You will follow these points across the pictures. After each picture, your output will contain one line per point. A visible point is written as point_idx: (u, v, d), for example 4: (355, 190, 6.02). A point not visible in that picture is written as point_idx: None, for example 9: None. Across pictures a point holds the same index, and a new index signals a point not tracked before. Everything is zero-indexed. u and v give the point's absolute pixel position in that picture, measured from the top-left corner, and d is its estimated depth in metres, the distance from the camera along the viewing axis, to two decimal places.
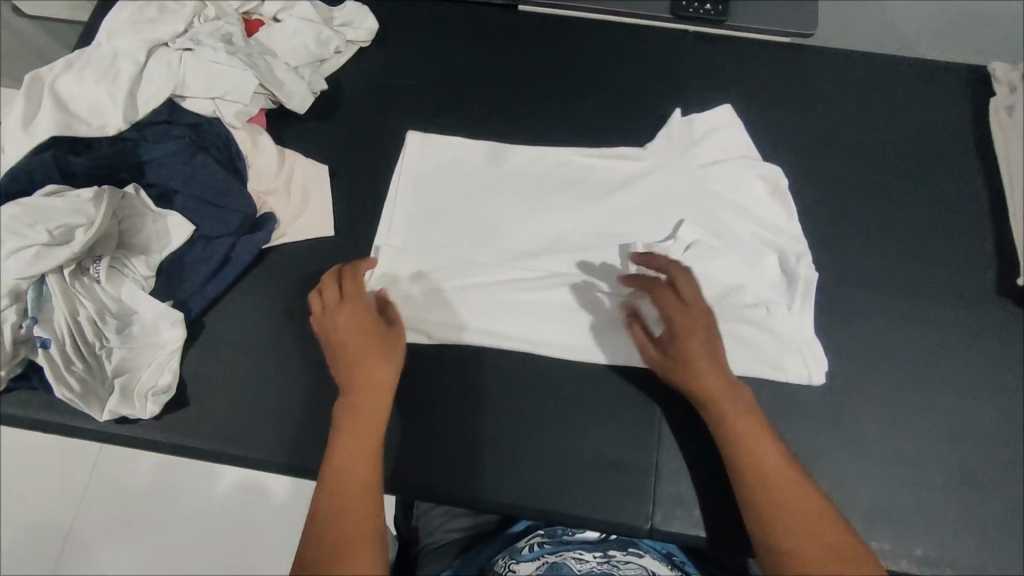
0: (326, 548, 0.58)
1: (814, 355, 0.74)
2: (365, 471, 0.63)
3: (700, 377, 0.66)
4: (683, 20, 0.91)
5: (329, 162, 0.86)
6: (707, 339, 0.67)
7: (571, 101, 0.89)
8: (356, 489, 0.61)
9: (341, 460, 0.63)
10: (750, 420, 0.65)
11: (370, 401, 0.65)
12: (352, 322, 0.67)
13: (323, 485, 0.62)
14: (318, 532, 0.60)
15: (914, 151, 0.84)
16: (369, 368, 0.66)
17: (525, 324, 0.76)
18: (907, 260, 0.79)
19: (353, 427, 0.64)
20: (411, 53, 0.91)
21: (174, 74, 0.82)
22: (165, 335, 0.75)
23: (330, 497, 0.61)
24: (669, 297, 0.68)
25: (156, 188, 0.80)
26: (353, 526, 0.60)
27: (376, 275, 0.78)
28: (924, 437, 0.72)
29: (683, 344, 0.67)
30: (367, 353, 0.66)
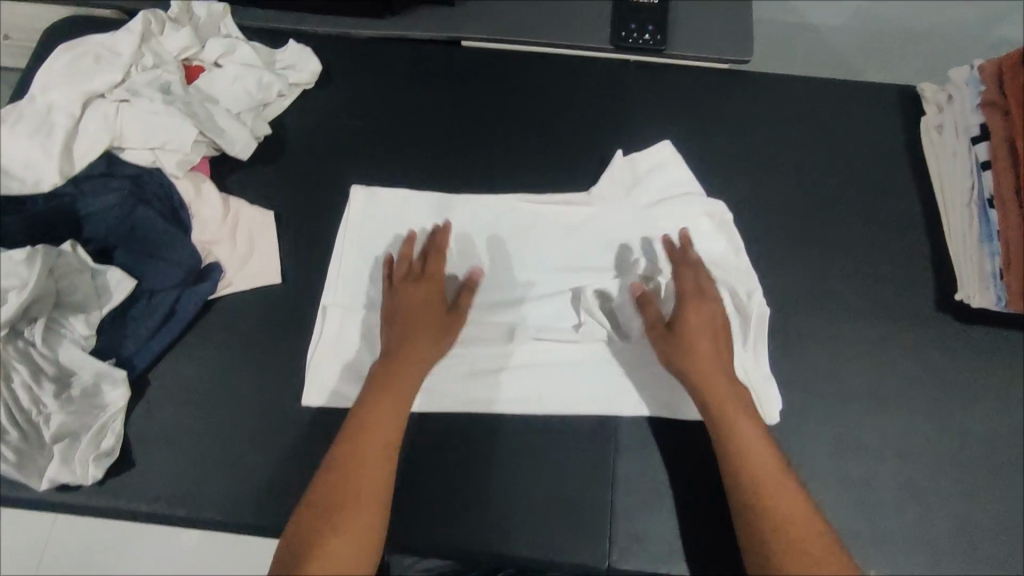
0: (331, 498, 0.64)
1: (768, 395, 0.75)
2: (389, 438, 0.68)
3: (707, 355, 0.70)
4: (624, 50, 0.92)
5: (276, 208, 0.85)
6: (716, 330, 0.72)
7: (517, 135, 0.89)
8: (376, 450, 0.67)
9: (372, 421, 0.68)
10: (743, 412, 0.68)
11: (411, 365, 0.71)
12: (417, 297, 0.75)
13: (348, 437, 0.68)
14: (327, 480, 0.65)
15: (850, 172, 0.87)
16: (417, 346, 0.72)
17: (473, 379, 0.76)
18: (848, 281, 0.81)
19: (393, 395, 0.70)
20: (355, 95, 0.91)
21: (112, 127, 0.80)
22: (107, 396, 0.73)
23: (348, 453, 0.66)
24: (689, 286, 0.74)
25: (94, 244, 0.78)
26: (364, 490, 0.65)
27: (326, 335, 0.77)
28: (870, 456, 0.74)
29: (689, 328, 0.71)
30: (426, 319, 0.74)
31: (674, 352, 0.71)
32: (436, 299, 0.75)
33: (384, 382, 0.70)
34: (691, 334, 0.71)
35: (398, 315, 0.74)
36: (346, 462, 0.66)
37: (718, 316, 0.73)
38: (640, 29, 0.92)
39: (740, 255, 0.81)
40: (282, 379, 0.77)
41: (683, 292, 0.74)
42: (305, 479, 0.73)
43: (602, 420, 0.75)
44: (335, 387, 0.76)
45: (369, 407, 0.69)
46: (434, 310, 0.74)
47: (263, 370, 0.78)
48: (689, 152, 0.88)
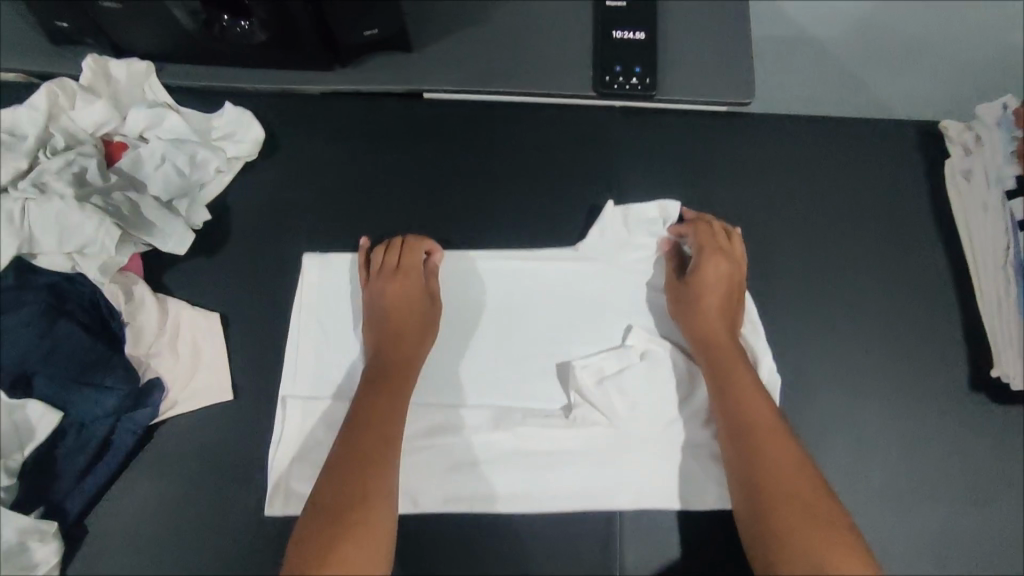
0: (335, 511, 0.58)
1: None
2: (389, 439, 0.63)
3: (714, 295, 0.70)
4: (609, 97, 0.81)
5: (221, 307, 0.74)
6: (728, 289, 0.71)
7: (492, 201, 0.79)
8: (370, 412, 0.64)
9: (367, 427, 0.63)
10: (762, 402, 0.64)
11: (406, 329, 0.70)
12: (400, 284, 0.71)
13: (345, 449, 0.62)
14: (326, 496, 0.59)
15: (868, 227, 0.77)
16: (403, 344, 0.69)
17: (451, 485, 0.68)
18: (872, 357, 0.73)
19: (388, 397, 0.65)
20: (306, 164, 0.80)
21: (17, 229, 0.68)
22: (33, 554, 0.63)
23: (347, 463, 0.61)
24: (710, 236, 0.73)
25: (8, 372, 0.66)
26: (373, 499, 0.59)
27: (289, 437, 0.69)
28: (903, 559, 0.67)
29: (702, 278, 0.71)
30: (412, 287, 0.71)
31: (687, 310, 0.71)
32: (418, 290, 0.72)
33: (377, 385, 0.66)
34: (706, 287, 0.70)
35: (382, 313, 0.71)
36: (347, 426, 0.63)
37: (732, 274, 0.72)
38: (626, 72, 0.80)
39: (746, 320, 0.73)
40: (240, 511, 0.68)
41: (705, 242, 0.72)
42: None
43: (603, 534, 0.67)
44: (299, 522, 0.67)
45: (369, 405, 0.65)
46: (416, 298, 0.71)
47: (218, 502, 0.68)
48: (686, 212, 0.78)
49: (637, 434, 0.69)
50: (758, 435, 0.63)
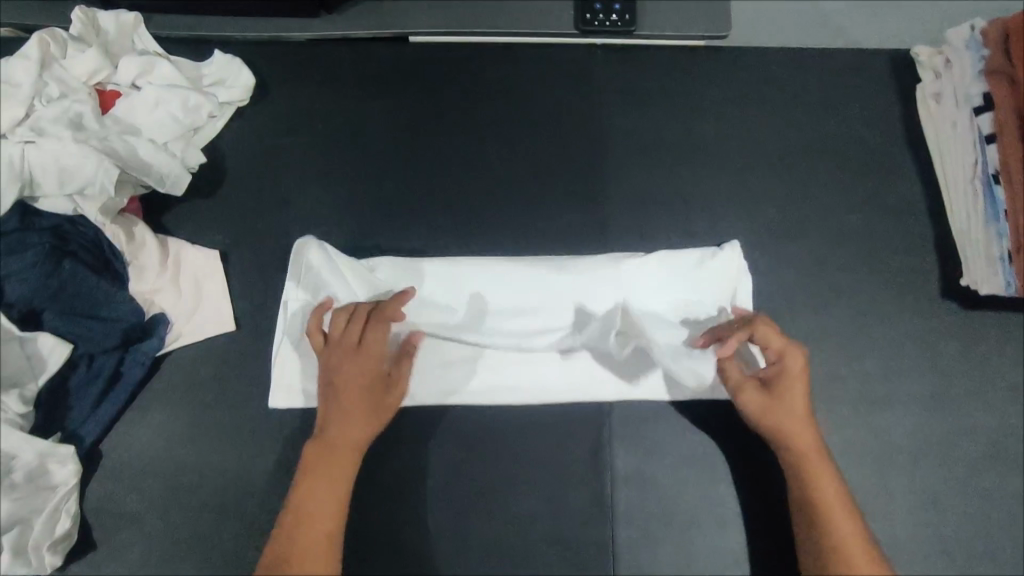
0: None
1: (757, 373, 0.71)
2: (326, 520, 0.63)
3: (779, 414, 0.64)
4: (590, 34, 0.83)
5: (220, 245, 0.77)
6: (804, 399, 0.65)
7: (479, 139, 0.81)
8: (313, 534, 0.62)
9: (308, 506, 0.63)
10: (843, 515, 0.62)
11: (360, 427, 0.65)
12: (350, 387, 0.66)
13: (285, 524, 0.62)
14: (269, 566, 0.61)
15: (844, 152, 0.80)
16: (344, 421, 0.65)
17: (444, 393, 0.71)
18: (847, 273, 0.76)
19: (325, 474, 0.64)
20: (298, 106, 0.82)
21: (19, 172, 0.70)
22: (57, 475, 0.67)
23: (284, 541, 0.62)
24: (778, 343, 0.65)
25: (18, 308, 0.70)
26: (307, 565, 0.60)
27: (292, 339, 0.71)
28: (879, 458, 0.71)
29: (779, 387, 0.65)
30: (361, 395, 0.66)
31: (768, 411, 0.65)
32: (372, 379, 0.66)
33: (317, 462, 0.65)
34: (793, 392, 0.65)
35: (350, 399, 0.66)
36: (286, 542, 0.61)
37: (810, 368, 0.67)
38: (605, 9, 0.82)
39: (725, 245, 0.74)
40: (246, 435, 0.71)
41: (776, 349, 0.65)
42: None
43: (595, 446, 0.70)
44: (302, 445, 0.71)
45: (302, 520, 0.62)
46: (372, 404, 0.66)
47: (226, 427, 0.72)
48: (668, 143, 0.81)
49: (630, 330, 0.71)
50: (812, 476, 0.63)
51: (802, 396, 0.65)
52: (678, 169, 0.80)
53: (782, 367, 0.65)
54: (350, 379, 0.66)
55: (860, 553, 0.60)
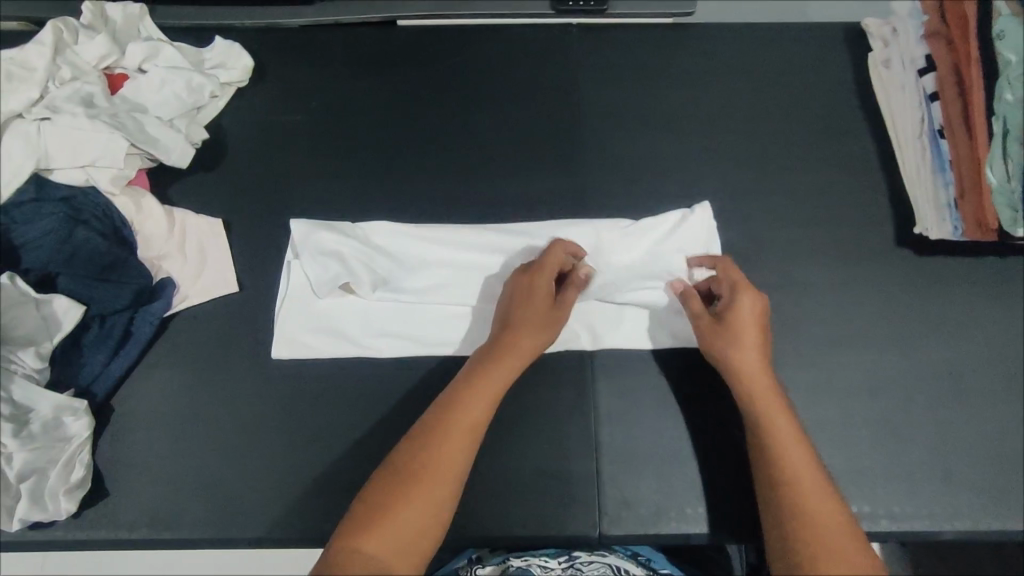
0: (399, 476, 0.61)
1: None
2: (474, 423, 0.65)
3: (745, 347, 0.69)
4: (565, 14, 0.89)
5: (222, 214, 0.82)
6: (761, 327, 0.71)
7: (463, 111, 0.86)
8: (467, 426, 0.64)
9: (462, 406, 0.65)
10: (796, 445, 0.64)
11: (522, 349, 0.69)
12: (528, 302, 0.71)
13: (430, 421, 0.65)
14: (404, 455, 0.63)
15: (804, 116, 0.86)
16: (519, 332, 0.70)
17: (436, 346, 0.75)
18: (810, 225, 0.81)
19: (486, 382, 0.67)
20: (293, 85, 0.87)
21: (35, 147, 0.76)
22: (71, 428, 0.71)
23: (429, 434, 0.64)
24: (730, 283, 0.72)
25: (34, 273, 0.75)
26: (444, 446, 0.63)
27: (292, 297, 0.77)
28: (844, 394, 0.76)
29: (736, 321, 0.70)
30: (528, 317, 0.71)
31: (721, 344, 0.70)
32: (543, 302, 0.71)
33: (485, 367, 0.68)
34: (740, 326, 0.70)
35: (532, 313, 0.71)
36: (437, 424, 0.64)
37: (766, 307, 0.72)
38: None
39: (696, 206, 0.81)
40: (249, 387, 0.75)
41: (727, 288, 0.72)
42: (284, 490, 0.72)
43: (580, 390, 0.75)
44: (302, 395, 0.75)
45: (455, 406, 0.65)
46: (537, 322, 0.71)
47: (230, 382, 0.76)
48: (641, 111, 0.87)
49: (610, 284, 0.76)
50: (767, 407, 0.66)
51: (759, 331, 0.70)
52: (652, 135, 0.85)
53: (732, 304, 0.71)
54: (526, 298, 0.72)
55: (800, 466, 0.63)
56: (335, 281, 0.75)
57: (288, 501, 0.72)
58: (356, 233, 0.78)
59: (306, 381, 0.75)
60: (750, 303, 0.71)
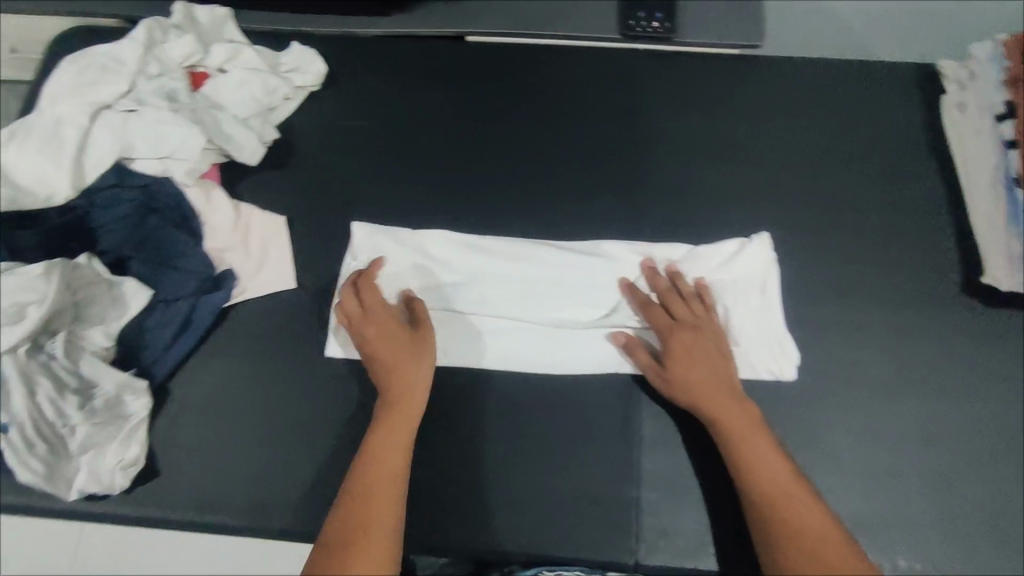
0: (341, 539, 0.62)
1: (785, 353, 0.75)
2: (400, 467, 0.67)
3: (691, 384, 0.70)
4: (633, 39, 0.90)
5: (286, 212, 0.85)
6: (711, 361, 0.71)
7: (525, 128, 0.87)
8: (385, 484, 0.66)
9: (378, 460, 0.67)
10: (777, 464, 0.65)
11: (408, 381, 0.71)
12: (383, 338, 0.73)
13: (354, 484, 0.66)
14: (342, 520, 0.64)
15: (871, 154, 0.85)
16: (409, 372, 0.71)
17: (484, 359, 0.77)
18: (871, 266, 0.80)
19: (391, 430, 0.69)
20: (364, 93, 0.90)
21: (121, 137, 0.81)
22: (131, 406, 0.74)
23: (356, 496, 0.65)
24: (665, 320, 0.74)
25: (109, 255, 0.78)
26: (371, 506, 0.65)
27: None
28: (898, 441, 0.73)
29: (677, 359, 0.71)
30: (396, 351, 0.72)
31: (662, 380, 0.72)
32: (400, 336, 0.73)
33: (388, 420, 0.69)
34: (681, 367, 0.71)
35: (417, 352, 0.72)
36: (361, 486, 0.66)
37: (710, 343, 0.72)
38: (648, 17, 0.90)
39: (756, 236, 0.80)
40: (300, 382, 0.77)
41: (662, 328, 0.73)
42: (326, 486, 0.74)
43: (623, 414, 0.74)
44: (350, 394, 0.76)
45: (369, 465, 0.67)
46: (402, 349, 0.72)
47: (282, 376, 0.78)
48: (702, 138, 0.86)
49: None
50: (733, 432, 0.67)
51: (703, 365, 0.71)
52: (711, 163, 0.85)
53: (665, 344, 0.72)
54: (386, 332, 0.73)
55: (784, 484, 0.64)
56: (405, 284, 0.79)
57: (330, 497, 0.73)
58: (413, 242, 0.81)
59: (355, 380, 0.77)
60: (693, 329, 0.73)
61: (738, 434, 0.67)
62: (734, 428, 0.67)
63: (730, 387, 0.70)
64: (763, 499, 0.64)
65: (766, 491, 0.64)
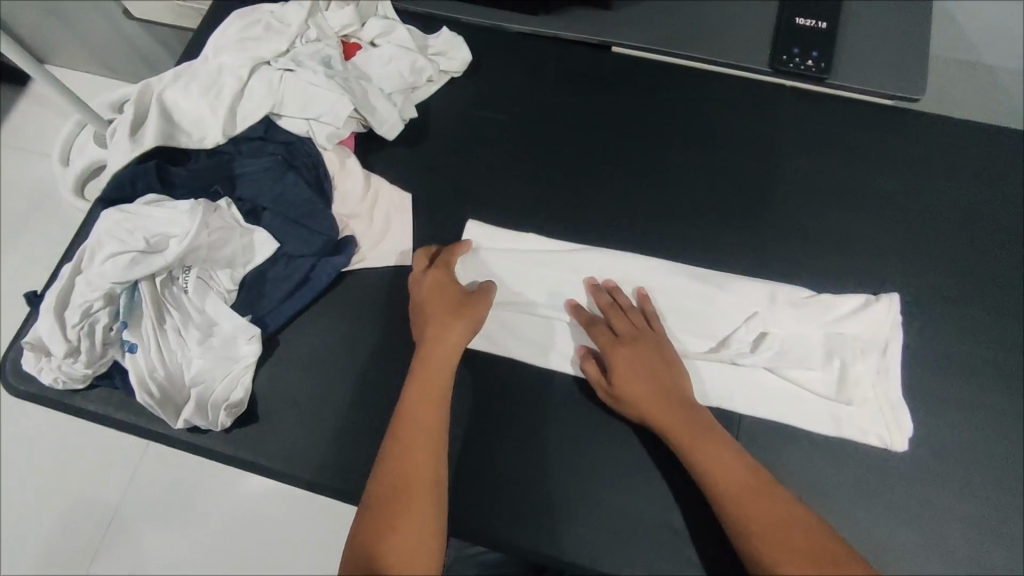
0: (388, 506, 0.63)
1: (900, 421, 0.73)
2: (436, 433, 0.67)
3: (638, 402, 0.70)
4: (783, 74, 0.88)
5: (412, 190, 0.86)
6: (653, 374, 0.71)
7: (658, 145, 0.86)
8: (425, 443, 0.66)
9: (414, 426, 0.67)
10: (738, 476, 0.65)
11: (449, 341, 0.71)
12: (435, 297, 0.74)
13: (394, 450, 0.66)
14: (382, 482, 0.64)
15: (1013, 236, 0.82)
16: (441, 342, 0.71)
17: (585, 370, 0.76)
18: (994, 347, 0.77)
19: (428, 389, 0.69)
20: (503, 87, 0.91)
21: (274, 94, 0.84)
22: (242, 349, 0.76)
23: (399, 451, 0.65)
24: (607, 336, 0.73)
25: (245, 204, 0.82)
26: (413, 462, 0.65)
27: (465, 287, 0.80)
28: (1001, 533, 0.70)
29: (621, 374, 0.71)
30: (439, 312, 0.73)
31: (616, 401, 0.71)
32: (454, 297, 0.74)
33: (417, 388, 0.69)
34: (626, 385, 0.70)
35: (450, 323, 0.72)
36: (402, 444, 0.66)
37: (648, 356, 0.72)
38: (802, 54, 0.88)
39: (882, 296, 0.77)
40: (401, 356, 0.78)
41: (604, 343, 0.73)
42: None
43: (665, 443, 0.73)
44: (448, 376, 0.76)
45: (405, 422, 0.67)
46: (450, 307, 0.73)
47: (385, 348, 0.79)
48: (841, 186, 0.84)
49: (782, 355, 0.74)
50: (691, 447, 0.67)
51: (647, 381, 0.70)
52: (842, 213, 0.83)
53: (610, 359, 0.72)
54: (435, 294, 0.74)
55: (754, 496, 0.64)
56: (517, 284, 0.79)
57: None
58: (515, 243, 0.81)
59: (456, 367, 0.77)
60: (634, 342, 0.72)
61: (693, 449, 0.67)
62: (694, 446, 0.67)
63: (678, 400, 0.70)
64: (744, 517, 0.63)
65: (734, 492, 0.64)
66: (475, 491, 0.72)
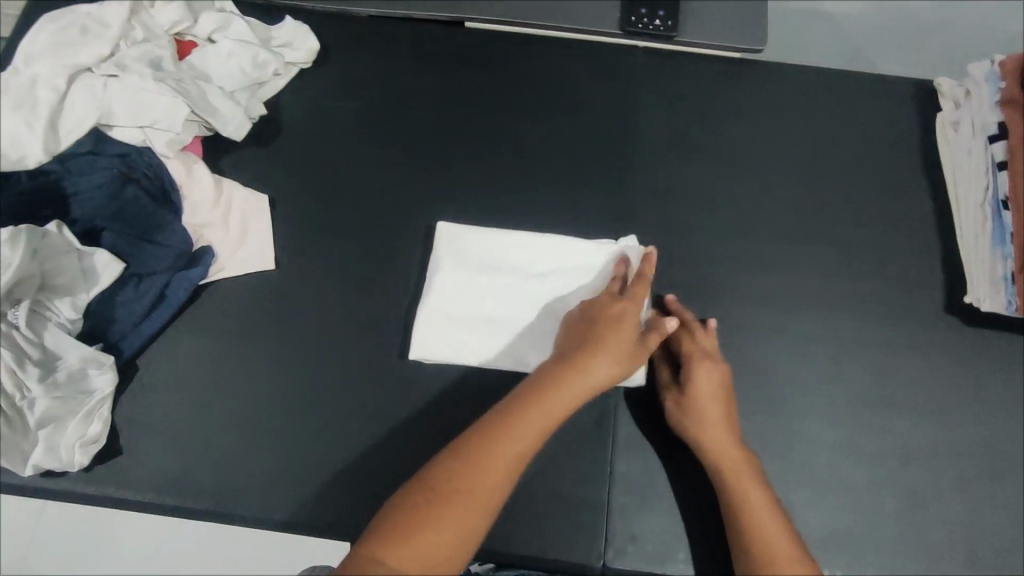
0: (416, 514, 0.55)
1: (765, 360, 0.76)
2: (507, 463, 0.58)
3: (698, 411, 0.68)
4: (633, 35, 0.89)
5: (269, 192, 0.82)
6: (723, 395, 0.69)
7: (520, 117, 0.86)
8: (486, 478, 0.57)
9: (490, 449, 0.58)
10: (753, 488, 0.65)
11: (582, 390, 0.62)
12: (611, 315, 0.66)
13: (442, 469, 0.57)
14: (412, 496, 0.56)
15: (863, 169, 0.85)
16: (589, 366, 0.63)
17: (470, 357, 0.74)
18: (854, 279, 0.80)
19: (518, 438, 0.59)
20: (356, 73, 0.87)
21: (99, 104, 0.77)
22: (94, 382, 0.71)
23: (459, 472, 0.57)
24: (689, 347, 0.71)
25: (81, 224, 0.76)
26: (458, 493, 0.56)
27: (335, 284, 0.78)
28: (871, 456, 0.73)
29: (695, 387, 0.69)
30: (610, 342, 0.64)
31: (677, 406, 0.70)
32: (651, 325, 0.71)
33: (524, 412, 0.60)
34: (698, 395, 0.68)
35: (622, 330, 0.65)
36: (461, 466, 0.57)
37: (725, 378, 0.70)
38: (649, 14, 0.89)
39: (621, 240, 0.78)
40: (271, 365, 0.75)
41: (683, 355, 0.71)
42: (290, 474, 0.71)
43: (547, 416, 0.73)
44: (324, 380, 0.74)
45: (469, 443, 0.59)
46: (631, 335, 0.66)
47: (254, 360, 0.75)
48: (698, 140, 0.86)
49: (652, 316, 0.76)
50: (722, 456, 0.66)
51: (717, 398, 0.68)
52: (705, 166, 0.84)
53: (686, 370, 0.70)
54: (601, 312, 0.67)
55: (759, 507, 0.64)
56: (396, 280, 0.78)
57: (296, 486, 0.71)
58: (386, 248, 0.80)
59: (330, 369, 0.75)
60: (712, 364, 0.70)
61: (721, 457, 0.66)
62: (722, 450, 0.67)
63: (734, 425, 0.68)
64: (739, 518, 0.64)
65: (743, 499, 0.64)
66: (359, 493, 0.70)
